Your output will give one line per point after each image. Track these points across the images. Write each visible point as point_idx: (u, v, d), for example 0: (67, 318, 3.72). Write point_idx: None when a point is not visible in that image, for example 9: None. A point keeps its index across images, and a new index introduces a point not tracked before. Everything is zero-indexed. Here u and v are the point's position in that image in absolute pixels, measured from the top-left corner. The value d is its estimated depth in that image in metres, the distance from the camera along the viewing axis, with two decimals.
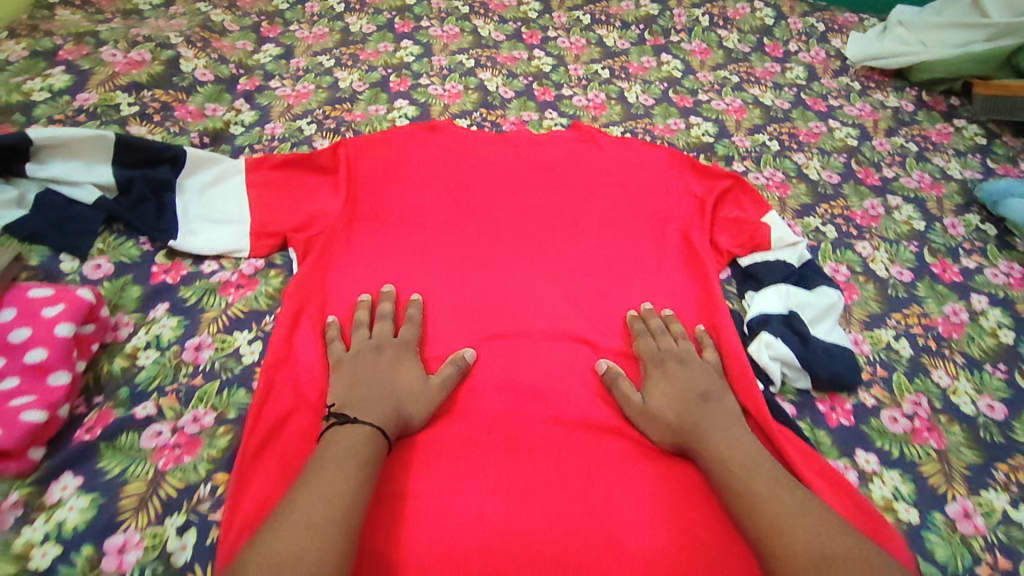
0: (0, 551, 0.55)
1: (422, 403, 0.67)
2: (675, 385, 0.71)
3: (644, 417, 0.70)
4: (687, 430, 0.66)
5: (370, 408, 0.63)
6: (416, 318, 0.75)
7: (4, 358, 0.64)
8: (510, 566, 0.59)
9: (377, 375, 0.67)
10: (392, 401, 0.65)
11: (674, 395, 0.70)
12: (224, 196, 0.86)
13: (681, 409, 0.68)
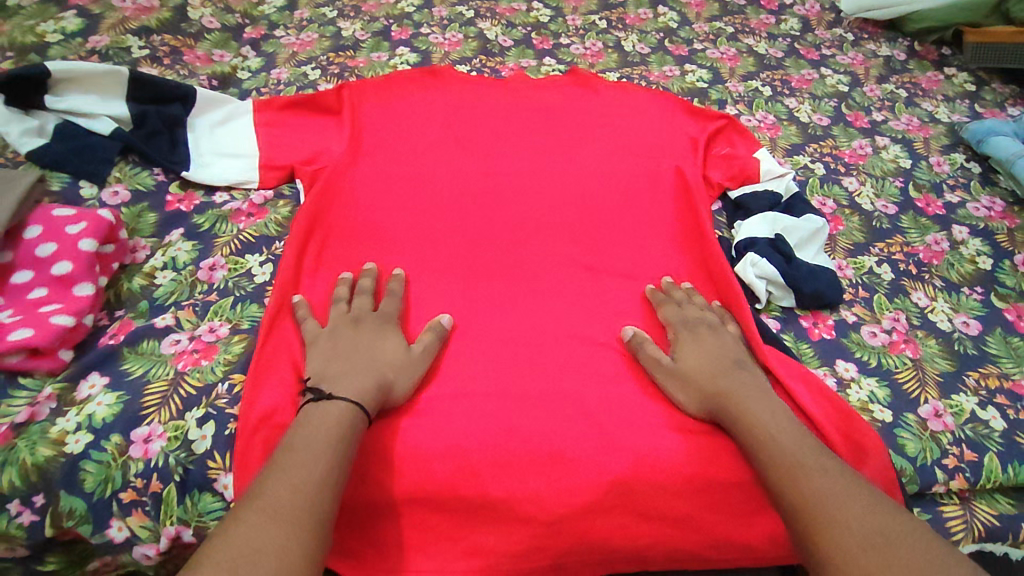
0: (39, 437, 0.60)
1: (405, 375, 0.64)
2: (709, 353, 0.67)
3: (675, 385, 0.66)
4: (719, 399, 0.64)
5: (347, 381, 0.60)
6: (394, 292, 0.71)
7: (33, 270, 0.68)
8: (510, 458, 0.62)
9: (355, 348, 0.64)
10: (372, 373, 0.62)
11: (707, 365, 0.66)
12: (233, 133, 0.89)
13: (716, 379, 0.65)
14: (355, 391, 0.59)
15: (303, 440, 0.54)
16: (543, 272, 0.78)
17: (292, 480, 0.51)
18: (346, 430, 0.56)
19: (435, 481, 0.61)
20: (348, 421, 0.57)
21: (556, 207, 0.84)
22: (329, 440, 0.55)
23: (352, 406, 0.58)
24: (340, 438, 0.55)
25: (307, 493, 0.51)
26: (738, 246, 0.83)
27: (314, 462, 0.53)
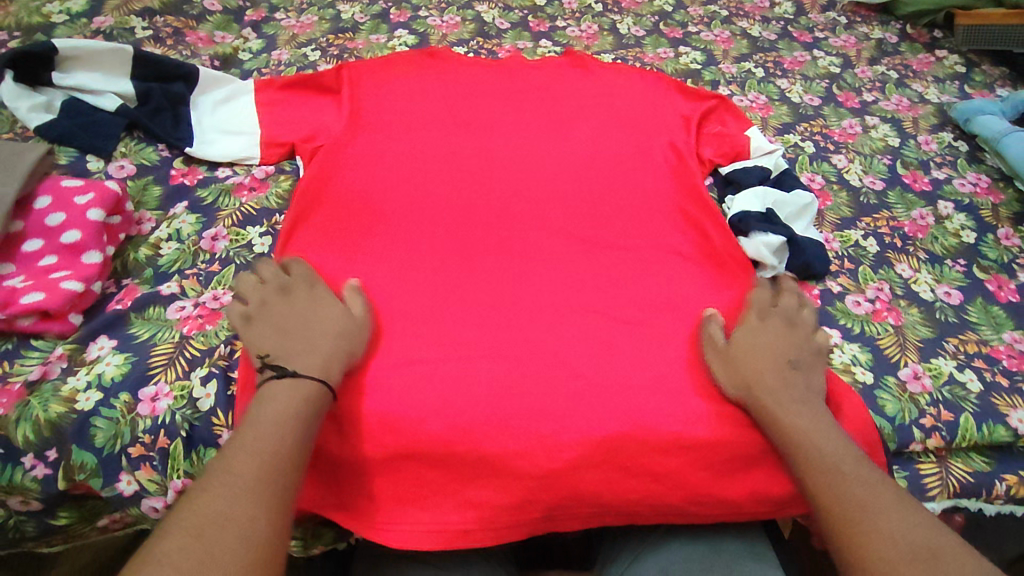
0: (51, 394, 0.63)
1: (360, 336, 0.66)
2: (770, 342, 0.67)
3: (723, 370, 0.67)
4: (758, 385, 0.64)
5: (307, 358, 0.61)
6: (305, 264, 0.70)
7: (43, 238, 0.71)
8: (502, 416, 0.65)
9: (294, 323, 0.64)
10: (337, 343, 0.64)
11: (757, 360, 0.66)
12: (234, 110, 0.91)
13: (763, 376, 0.64)
14: (323, 368, 0.61)
15: (269, 416, 0.56)
16: (536, 242, 0.80)
17: (258, 456, 0.53)
18: (308, 408, 0.58)
19: (431, 437, 0.63)
20: (312, 395, 0.59)
21: (550, 181, 0.86)
22: (292, 419, 0.56)
23: (318, 383, 0.60)
24: (304, 415, 0.57)
25: (272, 468, 0.52)
26: (732, 220, 0.85)
27: (280, 439, 0.54)
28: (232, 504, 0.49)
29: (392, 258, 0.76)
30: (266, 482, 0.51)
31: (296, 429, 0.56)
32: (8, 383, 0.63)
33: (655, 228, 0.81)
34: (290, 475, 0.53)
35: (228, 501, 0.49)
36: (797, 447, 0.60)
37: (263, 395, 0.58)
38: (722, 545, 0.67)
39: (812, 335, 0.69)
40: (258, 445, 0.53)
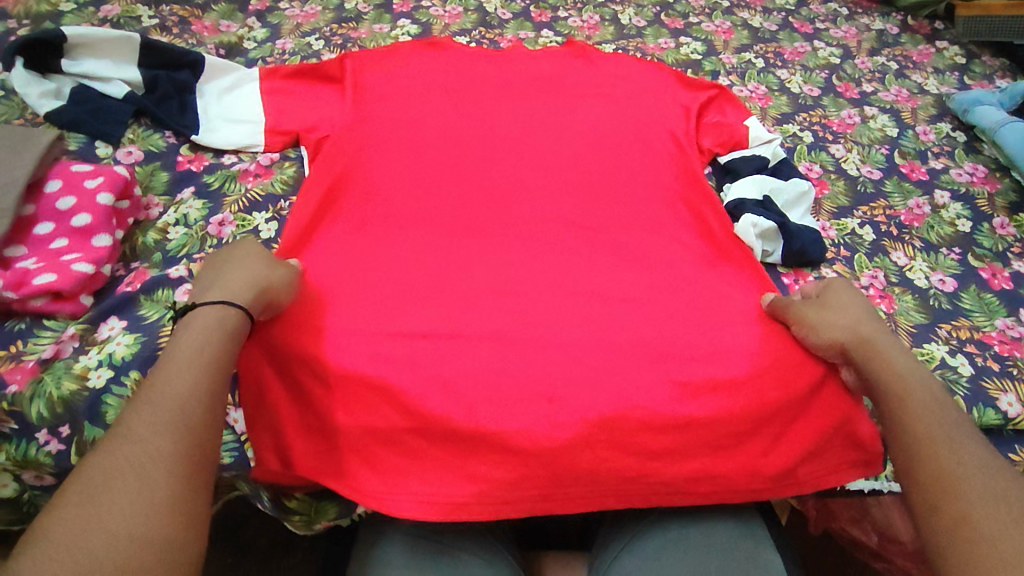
0: (64, 372, 0.65)
1: (277, 269, 0.66)
2: (849, 296, 0.69)
3: (815, 319, 0.68)
4: (856, 330, 0.65)
5: (215, 285, 0.61)
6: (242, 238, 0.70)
7: (54, 222, 0.72)
8: (502, 397, 0.67)
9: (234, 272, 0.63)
10: (248, 268, 0.63)
11: (848, 306, 0.67)
12: (239, 98, 0.93)
13: (858, 318, 0.66)
14: (227, 289, 0.60)
15: (172, 365, 0.53)
16: (537, 229, 0.81)
17: (158, 409, 0.50)
18: (217, 353, 0.55)
19: (433, 416, 0.65)
20: (223, 322, 0.57)
21: (551, 169, 0.87)
22: (198, 366, 0.53)
23: (223, 304, 0.58)
24: (212, 360, 0.54)
25: (175, 422, 0.50)
26: (728, 207, 0.87)
27: (183, 390, 0.52)
28: (127, 463, 0.47)
29: (395, 243, 0.77)
30: (166, 436, 0.49)
31: (200, 376, 0.53)
32: (22, 361, 0.65)
33: (654, 215, 0.83)
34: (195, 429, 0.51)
35: (122, 459, 0.47)
36: (899, 404, 0.59)
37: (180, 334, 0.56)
38: (717, 525, 0.68)
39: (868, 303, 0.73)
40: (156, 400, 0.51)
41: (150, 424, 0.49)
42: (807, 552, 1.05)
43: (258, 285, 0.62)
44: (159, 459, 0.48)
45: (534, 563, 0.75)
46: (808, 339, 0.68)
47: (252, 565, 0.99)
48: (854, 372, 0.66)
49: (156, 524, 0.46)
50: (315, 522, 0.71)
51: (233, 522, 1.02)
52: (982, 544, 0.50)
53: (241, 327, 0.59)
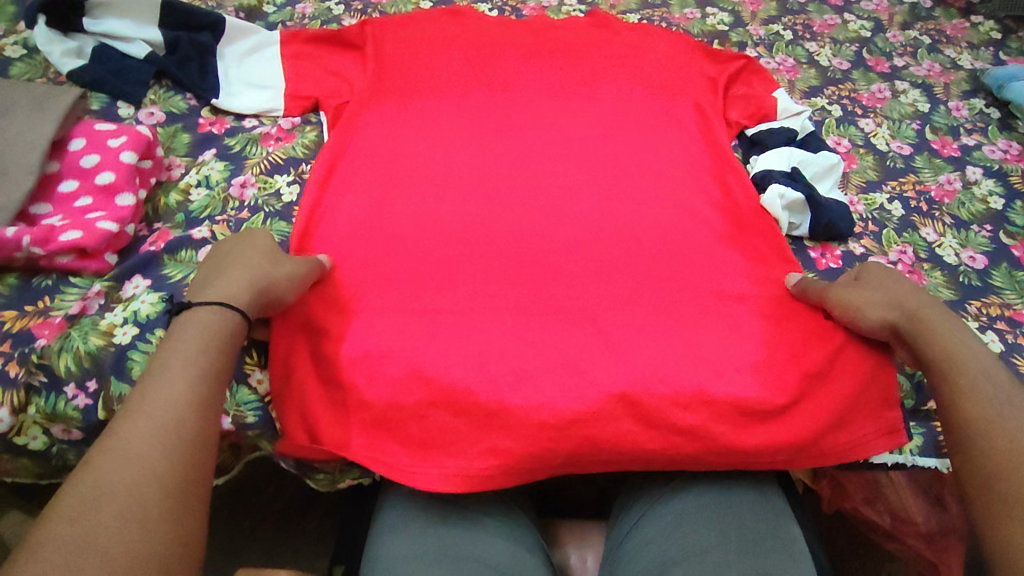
0: (90, 328, 0.65)
1: (282, 271, 0.63)
2: (880, 277, 0.67)
3: (860, 301, 0.66)
4: (902, 308, 0.64)
5: (217, 283, 0.59)
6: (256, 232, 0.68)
7: (79, 180, 0.72)
8: (525, 366, 0.66)
9: (239, 269, 0.60)
10: (248, 269, 0.61)
11: (891, 285, 0.66)
12: (260, 63, 0.92)
13: (905, 293, 0.65)
14: (226, 291, 0.58)
15: (170, 377, 0.51)
16: (562, 198, 0.79)
17: (157, 423, 0.48)
18: (216, 364, 0.53)
19: (457, 382, 0.65)
20: (223, 328, 0.56)
21: (576, 137, 0.85)
22: (197, 379, 0.51)
23: (222, 308, 0.56)
24: (212, 372, 0.53)
25: (175, 438, 0.48)
26: (755, 178, 0.86)
27: (183, 405, 0.50)
28: (125, 479, 0.45)
29: (418, 211, 0.76)
30: (166, 452, 0.47)
31: (200, 389, 0.51)
32: (49, 317, 0.66)
33: (682, 186, 0.80)
34: (193, 447, 0.49)
35: (118, 475, 0.45)
36: (953, 385, 0.58)
37: (177, 337, 0.54)
38: (739, 496, 0.67)
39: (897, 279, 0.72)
40: (155, 412, 0.48)
41: (147, 439, 0.47)
42: (827, 538, 1.05)
43: (258, 287, 0.60)
44: (157, 477, 0.46)
45: (551, 532, 0.75)
46: (857, 320, 0.66)
47: (267, 529, 1.01)
48: (904, 349, 0.65)
49: (158, 546, 0.43)
50: (340, 481, 0.72)
51: (246, 486, 1.04)
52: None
53: (235, 334, 0.57)
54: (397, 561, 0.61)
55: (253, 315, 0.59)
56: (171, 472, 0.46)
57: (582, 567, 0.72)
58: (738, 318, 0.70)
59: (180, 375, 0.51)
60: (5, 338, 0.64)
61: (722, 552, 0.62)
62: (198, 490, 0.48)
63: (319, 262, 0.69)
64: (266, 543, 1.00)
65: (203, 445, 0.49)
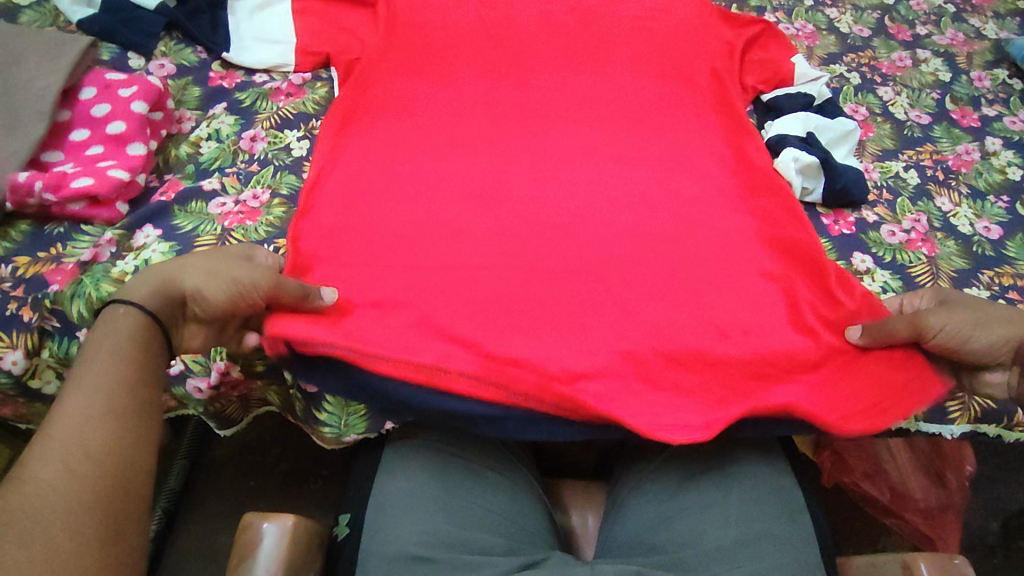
0: (102, 276, 0.66)
1: (204, 267, 0.59)
2: (972, 307, 0.64)
3: (969, 325, 0.63)
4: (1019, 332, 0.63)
5: (135, 279, 0.59)
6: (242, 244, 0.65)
7: (90, 128, 0.72)
8: (532, 324, 0.65)
9: (159, 269, 0.59)
10: (170, 265, 0.60)
11: (989, 312, 0.64)
12: (271, 17, 0.90)
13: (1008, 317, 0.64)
14: (132, 288, 0.57)
15: (81, 397, 0.50)
16: (572, 157, 0.78)
17: (68, 446, 0.47)
18: (131, 375, 0.52)
19: (463, 337, 0.64)
20: (116, 331, 0.54)
21: (588, 96, 0.84)
22: (111, 394, 0.51)
23: (117, 302, 0.56)
24: (126, 385, 0.52)
25: (88, 457, 0.47)
26: (769, 142, 0.84)
27: (95, 424, 0.49)
28: (38, 506, 0.44)
29: (426, 169, 0.75)
30: (74, 468, 0.46)
31: (117, 403, 0.51)
32: (62, 263, 0.67)
33: (694, 149, 0.79)
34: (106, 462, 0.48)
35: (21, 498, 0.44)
36: None
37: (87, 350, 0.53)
38: (744, 458, 0.67)
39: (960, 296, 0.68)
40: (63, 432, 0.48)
41: (61, 462, 0.46)
42: (827, 510, 1.04)
43: (167, 281, 0.58)
44: (76, 498, 0.45)
45: (553, 492, 0.74)
46: (970, 344, 0.63)
47: (272, 487, 1.03)
48: (1008, 370, 0.64)
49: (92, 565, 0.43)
50: (346, 434, 0.70)
51: (252, 444, 1.06)
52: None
53: (135, 340, 0.54)
54: (399, 506, 0.61)
55: (160, 310, 0.57)
56: (80, 488, 0.45)
57: (585, 528, 0.71)
58: (748, 281, 0.70)
59: (92, 390, 0.50)
60: (19, 283, 0.65)
61: (723, 511, 0.62)
62: (113, 502, 0.47)
63: (296, 289, 0.61)
64: (272, 499, 1.02)
65: (119, 458, 0.48)
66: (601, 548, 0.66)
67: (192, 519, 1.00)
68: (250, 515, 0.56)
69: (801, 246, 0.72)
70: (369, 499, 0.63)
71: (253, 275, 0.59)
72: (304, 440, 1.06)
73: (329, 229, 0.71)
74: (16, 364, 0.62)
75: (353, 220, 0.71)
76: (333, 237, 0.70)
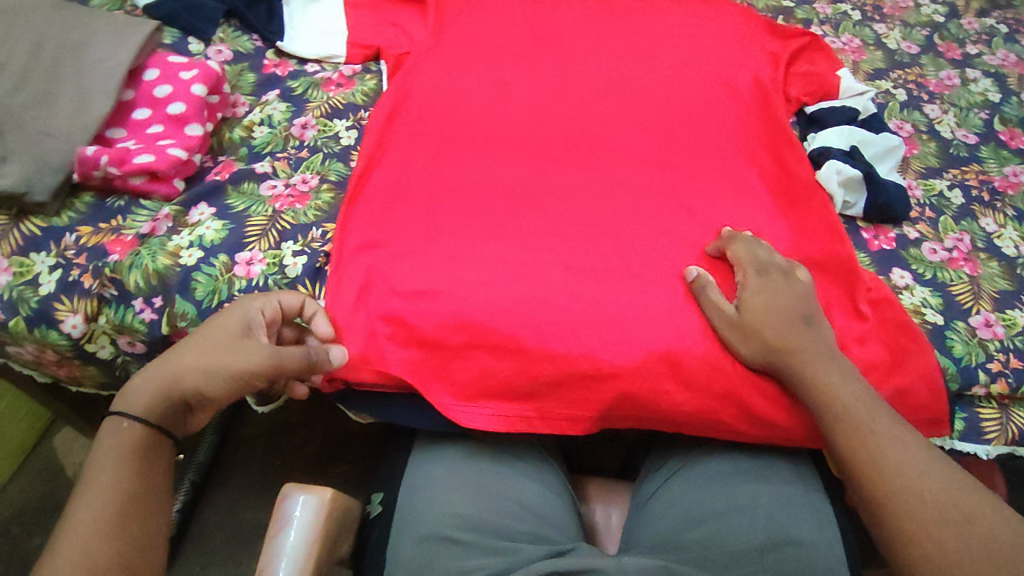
0: (159, 248, 0.69)
1: (204, 364, 0.58)
2: (766, 313, 0.64)
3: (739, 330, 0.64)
4: (782, 352, 0.62)
5: (135, 382, 0.59)
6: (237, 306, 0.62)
7: (151, 108, 0.76)
8: (570, 319, 0.66)
9: (157, 369, 0.58)
10: (166, 362, 0.59)
11: (768, 317, 0.64)
12: (325, 9, 0.93)
13: (779, 330, 0.63)
14: (135, 397, 0.57)
15: (88, 512, 0.51)
16: (614, 158, 0.79)
17: (77, 565, 0.48)
18: (139, 485, 0.54)
19: (500, 328, 0.65)
20: (125, 444, 0.55)
21: (631, 100, 0.84)
22: (119, 504, 0.52)
23: (121, 415, 0.56)
24: (132, 495, 0.54)
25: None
26: (811, 154, 0.84)
27: (100, 538, 0.50)
28: None
29: (471, 163, 0.77)
30: None
31: (124, 512, 0.52)
32: (121, 234, 0.70)
33: (736, 156, 0.79)
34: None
35: None
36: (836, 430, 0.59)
37: (92, 462, 0.55)
38: (770, 465, 0.67)
39: (792, 286, 0.66)
40: (71, 550, 0.49)
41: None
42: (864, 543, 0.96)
43: (171, 384, 0.58)
44: None
45: (577, 487, 0.75)
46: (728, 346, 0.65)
47: (297, 468, 1.05)
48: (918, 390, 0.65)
49: None
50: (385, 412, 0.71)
51: (280, 427, 1.09)
52: (912, 498, 0.54)
53: (141, 449, 0.56)
54: (429, 492, 0.62)
55: (165, 418, 0.58)
56: None
57: (607, 525, 0.72)
58: None
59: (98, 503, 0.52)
60: (81, 252, 0.68)
61: (749, 514, 0.62)
62: None
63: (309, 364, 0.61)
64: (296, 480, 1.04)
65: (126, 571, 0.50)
66: (624, 543, 0.66)
67: (219, 494, 1.03)
68: (288, 487, 0.58)
69: (838, 260, 0.72)
70: (401, 485, 0.64)
71: (253, 368, 0.58)
72: (330, 424, 1.09)
73: (372, 214, 0.72)
74: (75, 328, 0.66)
75: (398, 207, 0.73)
76: (378, 224, 0.72)
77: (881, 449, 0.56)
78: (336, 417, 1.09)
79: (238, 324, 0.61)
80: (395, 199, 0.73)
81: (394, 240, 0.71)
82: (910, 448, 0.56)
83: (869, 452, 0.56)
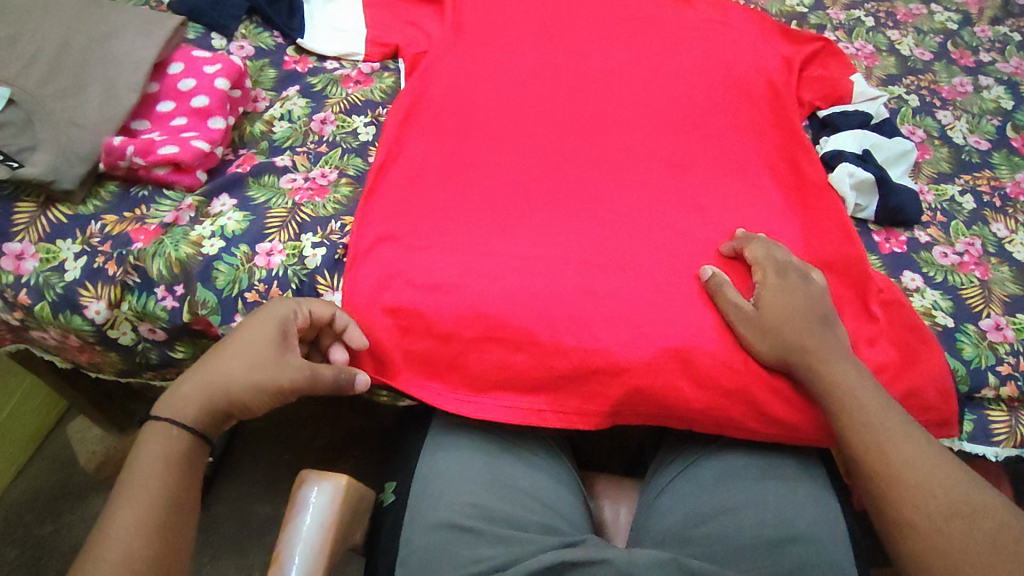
0: (182, 238, 0.70)
1: (251, 378, 0.57)
2: (782, 313, 0.65)
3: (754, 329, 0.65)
4: (797, 352, 0.63)
5: (176, 389, 0.57)
6: (275, 314, 0.61)
7: (175, 101, 0.77)
8: (582, 314, 0.67)
9: (202, 376, 0.57)
10: (209, 370, 0.57)
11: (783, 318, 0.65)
12: (345, 7, 0.94)
13: (794, 330, 0.64)
14: (181, 405, 0.55)
15: (130, 515, 0.49)
16: (628, 158, 0.80)
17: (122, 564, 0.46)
18: (180, 487, 0.53)
19: (514, 321, 0.66)
20: (171, 453, 0.54)
21: (645, 101, 0.85)
22: (164, 499, 0.51)
23: (168, 424, 0.55)
24: (170, 499, 0.51)
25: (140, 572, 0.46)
26: (824, 158, 0.85)
27: (145, 537, 0.48)
28: None
29: (488, 159, 0.78)
30: None
31: (170, 511, 0.51)
32: (145, 223, 0.71)
33: (748, 158, 0.80)
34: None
35: None
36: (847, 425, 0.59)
37: (134, 464, 0.52)
38: (779, 464, 0.67)
39: (808, 288, 0.67)
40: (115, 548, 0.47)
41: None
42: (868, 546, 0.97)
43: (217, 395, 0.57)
44: None
45: (586, 484, 0.75)
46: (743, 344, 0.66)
47: (306, 460, 1.06)
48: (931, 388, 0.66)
49: None
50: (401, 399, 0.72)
51: (291, 419, 1.10)
52: (917, 489, 0.54)
53: (185, 455, 0.54)
54: (441, 481, 0.63)
55: (208, 428, 0.57)
56: None
57: (615, 520, 0.72)
58: None
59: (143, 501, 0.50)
60: (106, 240, 0.70)
61: (759, 512, 0.63)
62: None
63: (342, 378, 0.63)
64: None
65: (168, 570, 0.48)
66: (632, 538, 0.67)
67: (229, 484, 1.04)
68: (307, 472, 0.59)
69: (850, 261, 0.73)
70: (415, 473, 0.65)
71: (295, 382, 0.59)
72: (340, 417, 1.10)
73: (389, 208, 0.74)
74: (98, 313, 0.68)
75: (415, 201, 0.74)
76: (395, 217, 0.73)
77: (886, 445, 0.56)
78: (346, 411, 1.11)
79: (278, 334, 0.60)
80: (412, 194, 0.74)
81: (412, 234, 0.72)
82: (917, 443, 0.57)
83: (875, 443, 0.57)
